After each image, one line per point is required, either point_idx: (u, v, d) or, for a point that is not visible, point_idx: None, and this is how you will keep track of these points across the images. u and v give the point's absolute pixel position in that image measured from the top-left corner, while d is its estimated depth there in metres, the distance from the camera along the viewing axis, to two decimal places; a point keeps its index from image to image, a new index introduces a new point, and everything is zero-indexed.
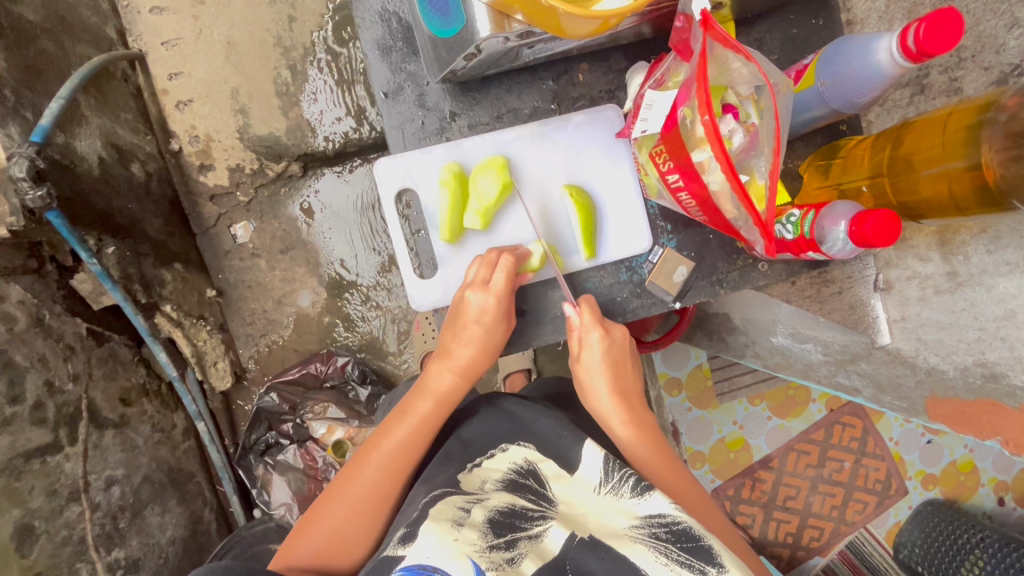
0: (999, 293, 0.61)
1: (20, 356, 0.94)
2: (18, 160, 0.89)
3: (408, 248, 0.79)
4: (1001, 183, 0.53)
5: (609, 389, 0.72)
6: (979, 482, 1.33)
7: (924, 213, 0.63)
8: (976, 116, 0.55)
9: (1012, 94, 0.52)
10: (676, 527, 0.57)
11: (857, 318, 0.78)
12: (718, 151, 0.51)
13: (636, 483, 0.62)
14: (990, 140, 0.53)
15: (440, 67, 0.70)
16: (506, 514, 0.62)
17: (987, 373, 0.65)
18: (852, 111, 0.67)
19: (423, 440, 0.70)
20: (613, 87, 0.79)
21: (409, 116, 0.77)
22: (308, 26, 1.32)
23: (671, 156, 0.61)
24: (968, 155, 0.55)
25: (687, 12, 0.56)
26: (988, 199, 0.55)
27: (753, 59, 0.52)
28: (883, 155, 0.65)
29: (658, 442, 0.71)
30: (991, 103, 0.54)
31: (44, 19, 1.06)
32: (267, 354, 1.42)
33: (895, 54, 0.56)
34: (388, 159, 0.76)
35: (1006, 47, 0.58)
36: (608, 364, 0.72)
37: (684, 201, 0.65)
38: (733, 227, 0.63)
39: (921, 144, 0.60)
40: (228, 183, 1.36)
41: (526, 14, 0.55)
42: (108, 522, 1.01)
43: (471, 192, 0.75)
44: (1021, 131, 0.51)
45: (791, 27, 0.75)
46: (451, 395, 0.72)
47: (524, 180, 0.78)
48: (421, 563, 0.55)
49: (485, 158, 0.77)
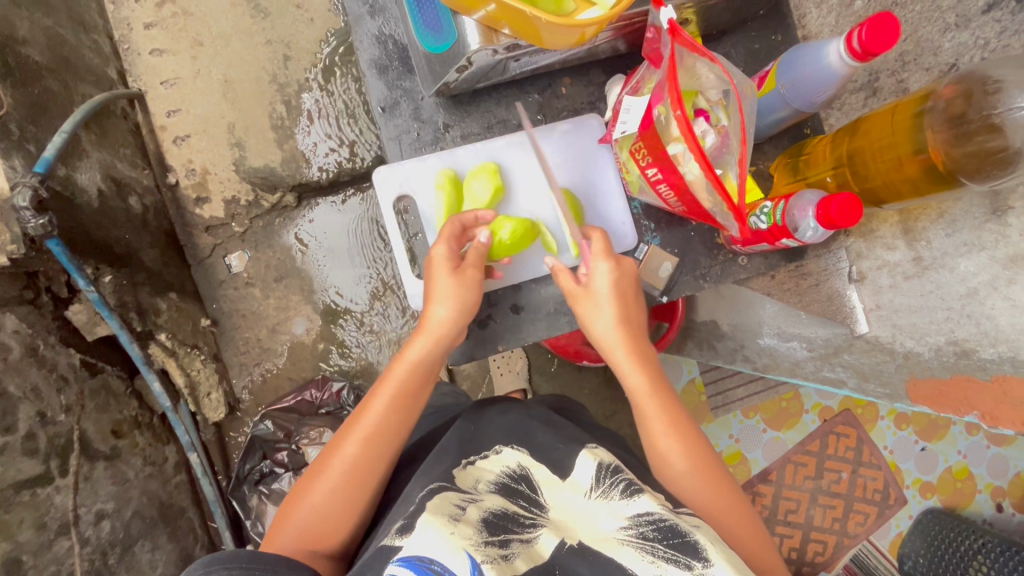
0: (961, 273, 0.65)
1: (13, 386, 0.94)
2: (22, 190, 0.91)
3: (407, 252, 0.82)
4: (948, 162, 0.59)
5: (618, 331, 0.73)
6: (975, 489, 1.34)
7: (883, 198, 0.68)
8: (916, 106, 0.62)
9: (947, 83, 0.59)
10: (662, 525, 0.59)
11: (835, 309, 0.84)
12: (689, 142, 0.55)
13: (626, 487, 0.64)
14: (932, 125, 0.59)
15: (434, 80, 0.75)
16: (500, 516, 0.62)
17: (959, 351, 0.68)
18: (812, 110, 0.72)
19: (386, 411, 0.69)
20: (594, 99, 0.84)
21: (406, 128, 0.82)
22: (302, 64, 1.39)
23: (650, 153, 0.66)
24: (914, 139, 0.62)
25: (656, 23, 0.61)
26: (938, 178, 0.61)
27: (717, 62, 0.58)
28: (842, 147, 0.71)
29: (667, 397, 0.72)
30: (929, 94, 0.61)
31: (49, 60, 1.11)
32: (261, 383, 1.41)
33: (843, 55, 0.62)
34: (386, 167, 0.80)
35: (942, 48, 0.64)
36: (619, 303, 0.73)
37: (665, 194, 0.70)
38: (710, 217, 0.67)
39: (875, 132, 0.66)
40: (224, 214, 1.38)
41: (512, 28, 0.60)
42: (98, 558, 0.99)
43: (465, 195, 0.81)
44: (959, 114, 0.58)
45: (753, 43, 0.82)
46: (413, 363, 0.71)
47: (515, 184, 0.83)
48: (419, 555, 0.56)
49: (476, 164, 0.82)
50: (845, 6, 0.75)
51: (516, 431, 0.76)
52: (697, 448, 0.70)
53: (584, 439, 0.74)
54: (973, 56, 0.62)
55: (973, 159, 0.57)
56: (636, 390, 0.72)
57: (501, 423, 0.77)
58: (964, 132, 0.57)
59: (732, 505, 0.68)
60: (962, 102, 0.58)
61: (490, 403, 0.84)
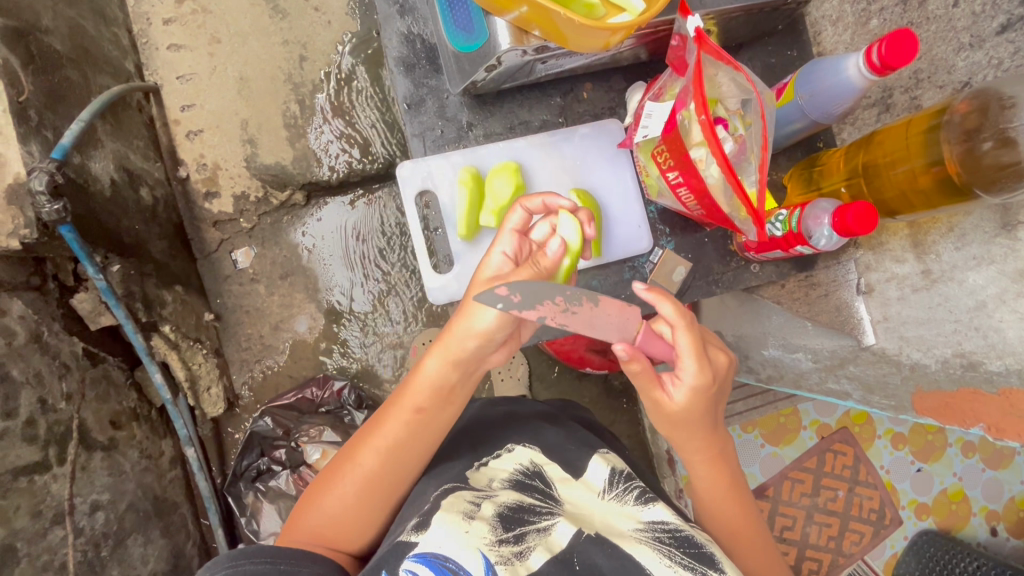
0: (969, 286, 0.67)
1: (16, 371, 0.93)
2: (38, 175, 0.91)
3: (426, 245, 0.85)
4: (964, 174, 0.61)
5: (691, 408, 0.68)
6: (970, 512, 1.33)
7: (896, 209, 0.72)
8: (932, 120, 0.65)
9: (964, 98, 0.61)
10: (677, 534, 0.64)
11: (844, 319, 0.85)
12: (711, 144, 0.60)
13: (639, 494, 0.69)
14: (948, 138, 0.62)
15: (461, 79, 0.77)
16: (515, 509, 0.65)
17: (966, 363, 0.69)
18: (828, 122, 0.78)
19: (410, 430, 0.69)
20: (614, 105, 0.88)
21: (430, 125, 0.85)
22: (318, 65, 1.40)
23: (672, 156, 0.70)
24: (930, 153, 0.65)
25: (680, 32, 0.65)
26: (955, 190, 0.62)
27: (740, 69, 0.64)
28: (856, 160, 0.76)
29: (723, 459, 0.74)
30: (944, 109, 0.64)
31: (70, 49, 1.12)
32: (262, 380, 1.41)
33: (863, 69, 0.66)
34: (410, 163, 0.83)
35: (956, 67, 0.66)
36: (698, 404, 0.68)
37: (684, 197, 0.74)
38: (729, 221, 0.71)
39: (891, 146, 0.70)
40: (232, 210, 1.39)
41: (542, 29, 0.64)
42: (90, 549, 0.97)
43: (486, 193, 0.83)
44: (973, 128, 0.60)
45: (770, 57, 0.89)
46: (439, 385, 0.69)
47: (535, 183, 0.86)
48: (434, 552, 0.58)
49: (499, 162, 0.84)
50: (860, 24, 0.78)
51: (532, 431, 0.77)
52: (739, 503, 0.75)
53: (594, 443, 0.78)
54: (986, 74, 0.63)
55: (985, 172, 0.59)
56: (694, 458, 0.74)
57: (514, 424, 0.79)
58: (979, 145, 0.59)
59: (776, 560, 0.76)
60: (977, 117, 0.60)
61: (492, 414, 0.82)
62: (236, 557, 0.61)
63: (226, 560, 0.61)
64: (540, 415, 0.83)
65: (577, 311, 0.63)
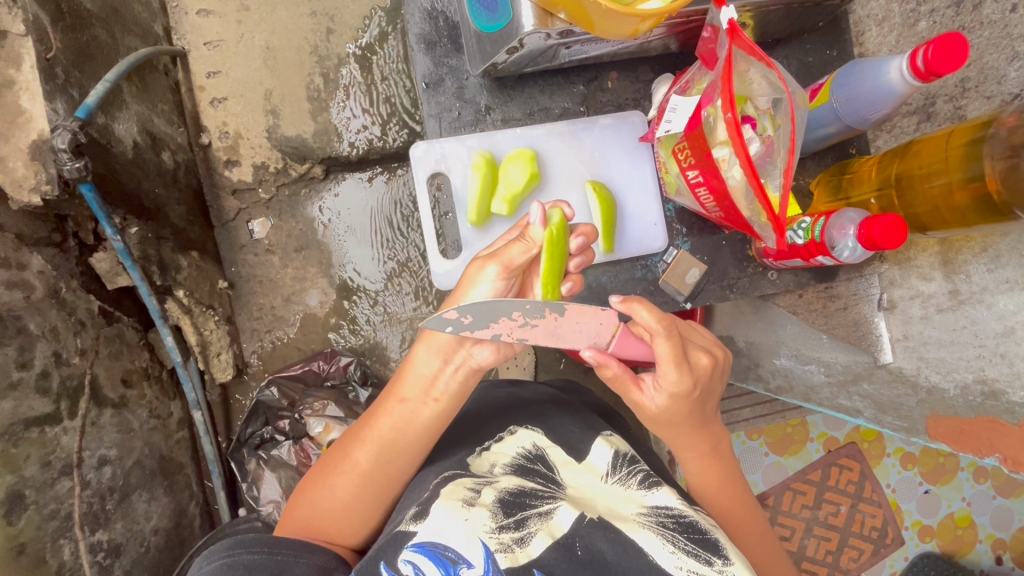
0: (999, 310, 0.65)
1: (33, 324, 0.94)
2: (61, 132, 0.91)
3: (436, 227, 0.84)
4: (1003, 194, 0.58)
5: (676, 411, 0.66)
6: (976, 538, 1.31)
7: (927, 225, 0.69)
8: (975, 133, 0.61)
9: (1011, 112, 0.58)
10: (683, 520, 0.64)
11: (861, 334, 0.84)
12: (736, 144, 0.57)
13: (643, 479, 0.69)
14: (992, 154, 0.59)
15: (482, 60, 0.76)
16: (517, 493, 0.64)
17: (987, 391, 0.67)
18: (863, 127, 0.74)
19: (400, 429, 0.69)
20: (639, 96, 0.86)
21: (447, 106, 0.83)
22: (344, 38, 1.39)
23: (694, 154, 0.68)
24: (969, 168, 0.61)
25: (714, 23, 0.63)
26: (993, 210, 0.60)
27: (773, 67, 0.61)
28: (889, 170, 0.72)
29: (719, 455, 0.73)
30: (990, 121, 0.60)
31: (99, 8, 1.12)
32: (271, 350, 1.42)
33: (906, 73, 0.63)
34: (424, 143, 0.82)
35: (1007, 77, 0.62)
36: (681, 408, 0.66)
37: (703, 198, 0.72)
38: (747, 225, 0.69)
39: (928, 158, 0.67)
40: (252, 179, 1.39)
41: (568, 13, 0.63)
42: (96, 501, 0.99)
43: (500, 179, 0.81)
44: (1018, 144, 0.56)
45: (807, 55, 0.85)
46: (431, 385, 0.69)
47: (550, 174, 0.84)
48: (434, 540, 0.58)
49: (514, 149, 0.83)
50: (908, 25, 0.74)
51: (538, 415, 0.78)
52: (736, 496, 0.74)
53: (599, 425, 0.77)
54: None
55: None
56: (688, 456, 0.72)
57: (520, 408, 0.79)
58: None
59: (774, 551, 0.75)
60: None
61: (491, 401, 0.82)
62: (232, 544, 0.62)
63: (223, 547, 0.62)
64: (550, 401, 0.83)
65: (537, 325, 0.64)
